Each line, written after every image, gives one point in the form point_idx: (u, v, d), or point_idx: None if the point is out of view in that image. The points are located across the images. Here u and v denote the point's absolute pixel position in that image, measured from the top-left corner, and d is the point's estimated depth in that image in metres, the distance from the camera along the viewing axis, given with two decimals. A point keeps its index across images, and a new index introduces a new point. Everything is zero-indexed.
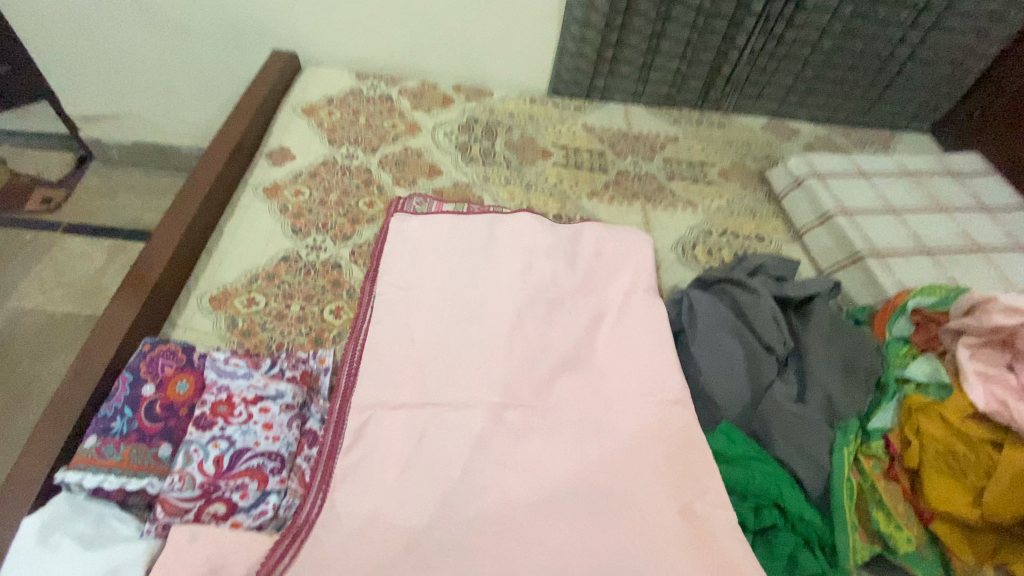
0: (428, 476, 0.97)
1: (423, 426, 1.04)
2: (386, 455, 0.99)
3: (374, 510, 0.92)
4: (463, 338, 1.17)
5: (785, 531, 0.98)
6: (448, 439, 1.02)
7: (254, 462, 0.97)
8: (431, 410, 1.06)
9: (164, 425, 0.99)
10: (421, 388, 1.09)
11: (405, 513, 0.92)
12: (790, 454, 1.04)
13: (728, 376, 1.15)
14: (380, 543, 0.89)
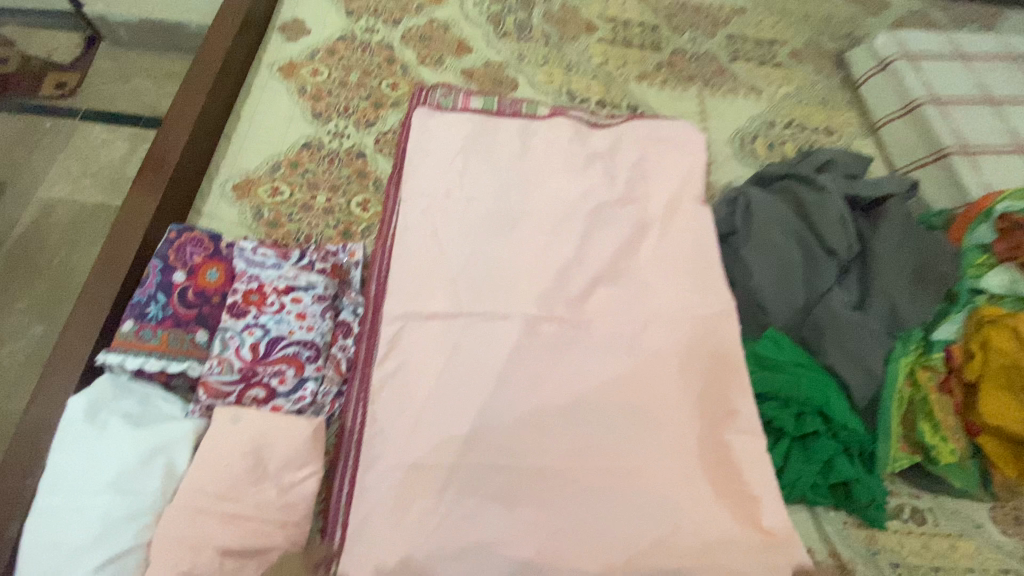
0: (462, 380, 0.97)
1: (457, 332, 1.02)
2: (421, 359, 0.99)
3: (411, 413, 0.94)
4: (495, 245, 1.12)
5: (825, 438, 0.95)
6: (483, 346, 1.01)
7: (290, 350, 0.97)
8: (465, 316, 1.04)
9: (199, 312, 0.99)
10: (455, 293, 1.06)
11: (441, 415, 0.94)
12: (842, 363, 0.99)
13: (782, 280, 1.07)
14: (421, 442, 0.92)
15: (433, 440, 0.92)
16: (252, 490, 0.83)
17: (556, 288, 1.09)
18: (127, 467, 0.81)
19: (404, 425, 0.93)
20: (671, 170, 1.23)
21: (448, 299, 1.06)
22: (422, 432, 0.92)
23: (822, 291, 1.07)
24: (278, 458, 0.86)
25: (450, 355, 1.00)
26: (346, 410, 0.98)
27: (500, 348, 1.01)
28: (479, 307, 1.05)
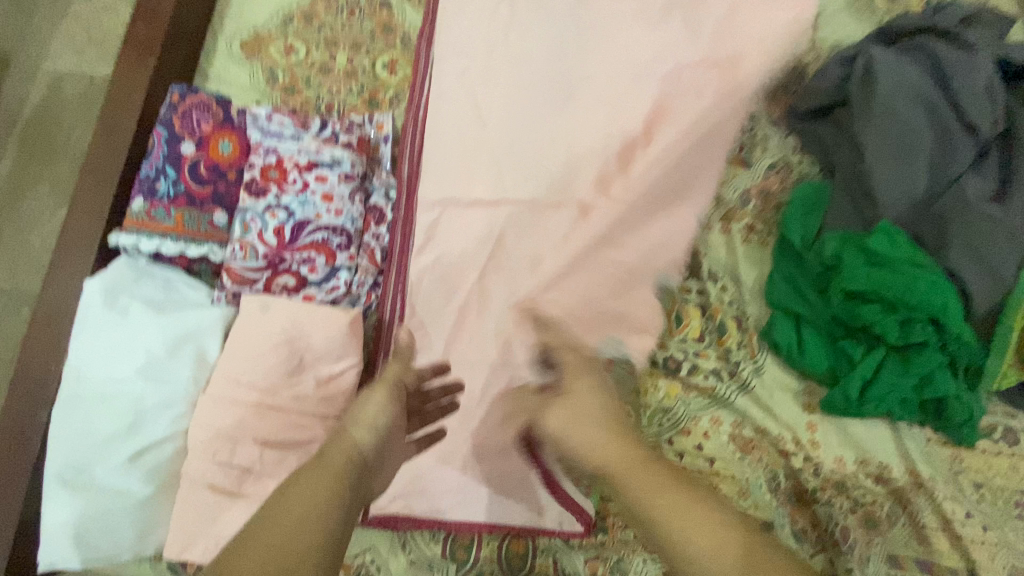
0: (508, 273, 0.86)
1: (502, 219, 0.89)
2: (464, 249, 0.88)
3: (456, 310, 0.86)
4: (548, 117, 0.94)
5: (932, 351, 0.81)
6: (531, 236, 0.88)
7: (319, 236, 0.86)
8: (513, 202, 0.90)
9: (214, 190, 0.87)
10: (497, 176, 0.91)
11: (489, 311, 0.85)
12: (968, 264, 0.84)
13: (902, 162, 0.90)
14: (465, 338, 0.84)
15: (477, 339, 0.83)
16: (289, 382, 0.77)
17: (619, 171, 0.91)
18: (154, 355, 0.76)
19: (446, 320, 0.85)
20: (772, 20, 0.97)
21: (491, 181, 0.91)
22: (468, 329, 0.84)
23: (950, 178, 0.90)
24: (314, 350, 0.79)
25: (496, 246, 0.88)
26: (382, 303, 0.89)
27: (552, 240, 0.87)
28: (528, 192, 0.90)
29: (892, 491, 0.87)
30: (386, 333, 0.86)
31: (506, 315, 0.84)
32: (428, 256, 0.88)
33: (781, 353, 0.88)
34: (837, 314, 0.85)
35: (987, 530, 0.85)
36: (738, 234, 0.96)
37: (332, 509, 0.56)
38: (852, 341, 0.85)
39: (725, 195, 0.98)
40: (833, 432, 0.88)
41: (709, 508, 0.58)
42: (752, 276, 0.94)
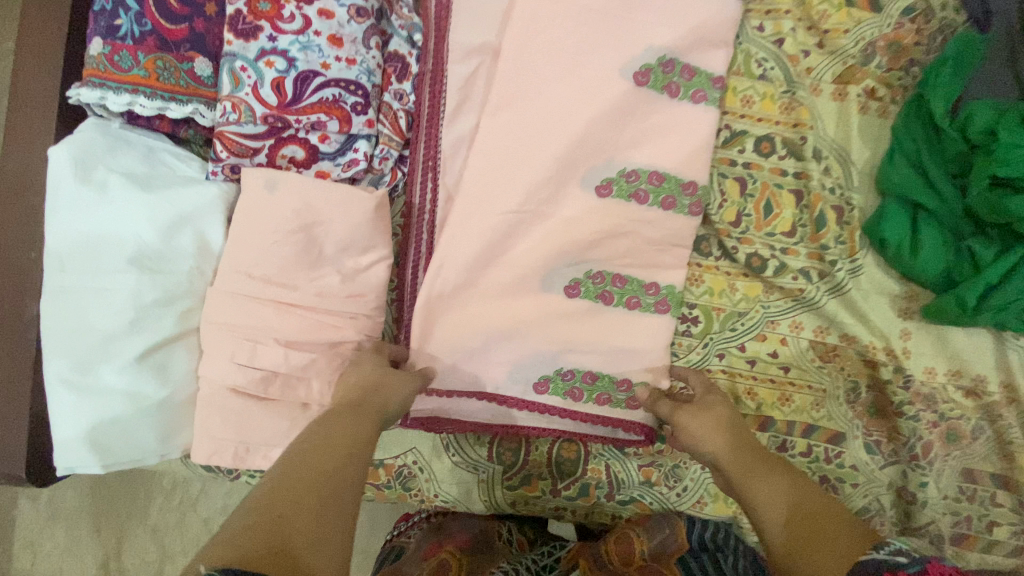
0: (553, 148, 0.68)
1: (544, 79, 0.69)
2: (489, 118, 0.69)
3: (488, 194, 0.68)
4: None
5: None
6: (589, 102, 0.69)
7: (328, 94, 0.68)
8: (564, 53, 0.69)
9: (191, 30, 0.67)
10: (535, 19, 0.68)
11: (535, 194, 0.69)
12: None
13: None
14: (498, 232, 0.69)
15: (516, 231, 0.69)
16: (309, 276, 0.66)
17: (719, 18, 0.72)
18: (147, 243, 0.64)
19: (473, 207, 0.68)
20: None
21: (530, 22, 0.68)
22: (505, 217, 0.68)
23: None
24: (336, 239, 0.66)
25: (543, 112, 0.69)
26: (411, 183, 0.73)
27: (628, 106, 0.70)
28: (585, 39, 0.69)
29: (981, 405, 0.78)
30: (416, 220, 0.73)
31: (577, 206, 0.70)
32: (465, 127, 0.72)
33: (887, 252, 0.74)
34: (973, 206, 0.69)
35: None
36: (854, 101, 0.76)
37: (364, 424, 0.56)
38: (981, 238, 0.71)
39: (845, 48, 0.76)
40: (928, 340, 0.77)
41: (777, 477, 0.59)
42: (864, 155, 0.77)
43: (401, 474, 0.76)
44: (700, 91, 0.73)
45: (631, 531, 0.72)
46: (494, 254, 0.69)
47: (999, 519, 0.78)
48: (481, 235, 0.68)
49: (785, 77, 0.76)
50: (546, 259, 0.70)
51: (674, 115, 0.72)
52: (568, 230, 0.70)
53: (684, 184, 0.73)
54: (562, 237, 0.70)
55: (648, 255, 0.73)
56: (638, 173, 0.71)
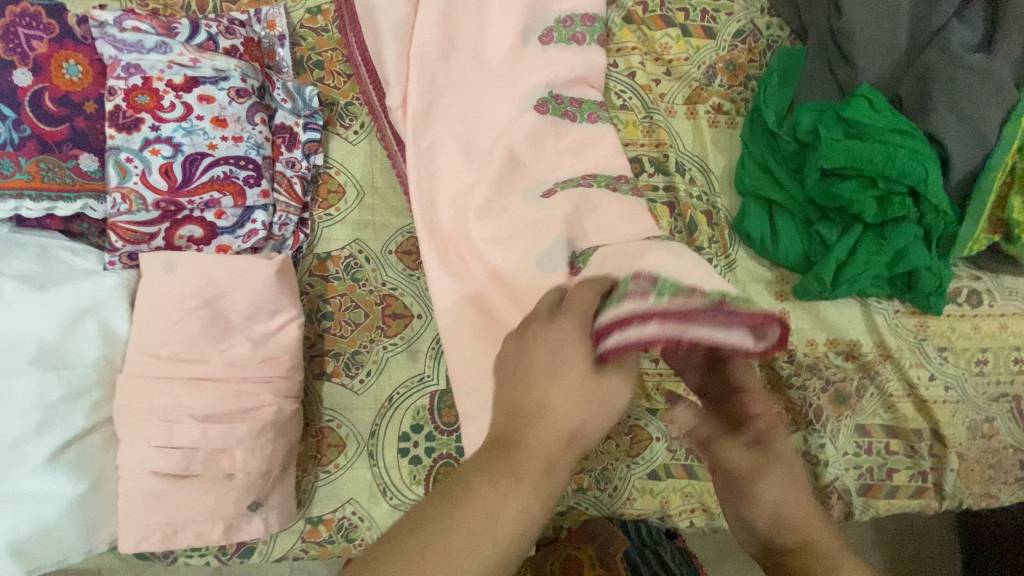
0: (479, 160, 0.72)
1: (455, 112, 0.74)
2: (419, 146, 0.74)
3: (435, 207, 0.73)
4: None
5: (908, 223, 0.75)
6: (498, 126, 0.74)
7: (219, 172, 0.72)
8: (462, 112, 0.75)
9: (71, 129, 0.70)
10: (436, 71, 0.75)
11: (488, 198, 0.70)
12: (949, 126, 0.74)
13: (881, 15, 0.77)
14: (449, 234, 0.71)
15: (478, 230, 0.69)
16: (220, 347, 0.68)
17: (581, 59, 0.80)
18: (48, 341, 0.64)
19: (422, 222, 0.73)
20: None
21: (430, 75, 0.75)
22: (452, 223, 0.71)
23: (934, 27, 0.77)
24: (242, 308, 0.70)
25: (462, 151, 0.73)
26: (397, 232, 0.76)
27: (536, 135, 0.74)
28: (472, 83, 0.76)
29: (860, 366, 0.87)
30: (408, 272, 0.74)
31: (529, 209, 0.69)
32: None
33: (754, 243, 0.83)
34: (813, 195, 0.78)
35: (948, 390, 0.89)
36: (705, 118, 0.87)
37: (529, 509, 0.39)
38: (826, 223, 0.79)
39: (689, 73, 0.87)
40: (805, 315, 0.87)
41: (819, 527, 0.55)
42: (721, 162, 0.86)
43: (342, 526, 0.75)
44: (594, 113, 0.78)
45: (580, 553, 0.75)
46: (451, 251, 0.71)
47: (896, 466, 0.87)
48: (433, 237, 0.72)
49: (642, 105, 0.85)
50: (510, 252, 0.67)
51: (585, 134, 0.76)
52: (530, 220, 0.68)
53: (617, 176, 0.73)
54: (530, 226, 0.68)
55: (614, 221, 0.67)
56: (573, 177, 0.72)
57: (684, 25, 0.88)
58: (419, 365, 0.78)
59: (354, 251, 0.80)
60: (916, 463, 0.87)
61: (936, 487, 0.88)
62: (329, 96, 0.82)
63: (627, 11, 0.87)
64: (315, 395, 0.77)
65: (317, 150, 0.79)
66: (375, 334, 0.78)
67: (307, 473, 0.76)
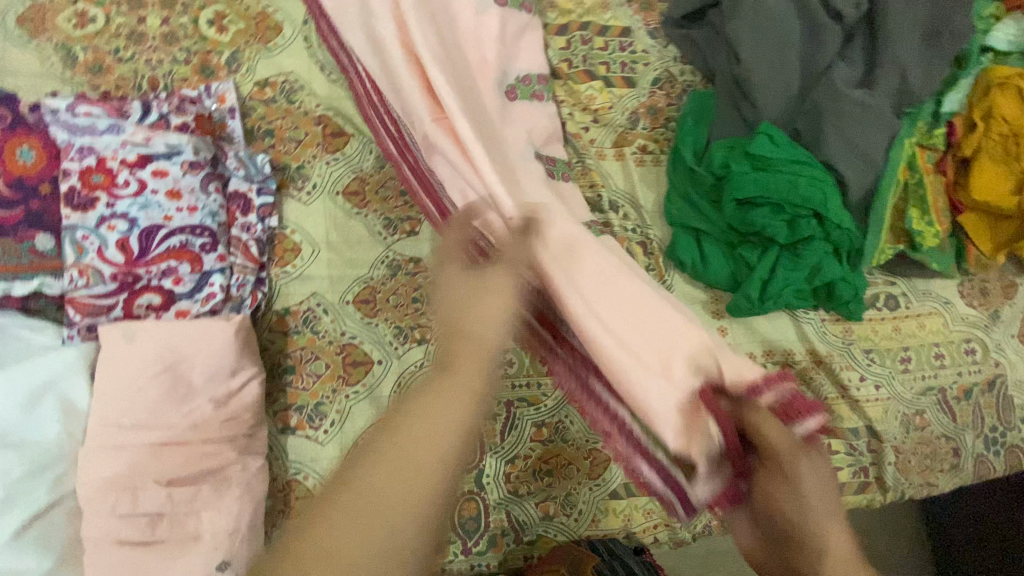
0: (597, 268, 0.69)
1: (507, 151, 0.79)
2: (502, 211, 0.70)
3: (603, 326, 0.66)
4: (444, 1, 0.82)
5: (816, 242, 0.83)
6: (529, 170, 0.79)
7: (176, 241, 0.75)
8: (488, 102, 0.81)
9: (27, 211, 0.73)
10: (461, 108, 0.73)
11: (606, 269, 0.69)
12: (841, 155, 0.81)
13: (774, 55, 0.84)
14: (642, 345, 0.65)
15: (643, 304, 0.68)
16: (181, 411, 0.70)
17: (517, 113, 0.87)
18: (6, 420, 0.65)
19: (606, 355, 0.64)
20: None
21: (455, 68, 0.78)
22: (625, 314, 0.67)
23: (821, 65, 0.85)
24: (202, 371, 0.72)
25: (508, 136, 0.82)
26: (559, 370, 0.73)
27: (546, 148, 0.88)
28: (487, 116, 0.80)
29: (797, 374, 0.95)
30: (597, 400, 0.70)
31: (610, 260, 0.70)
32: (374, 219, 0.86)
33: (686, 268, 0.90)
34: (731, 222, 0.86)
35: (879, 388, 0.96)
36: (632, 158, 0.95)
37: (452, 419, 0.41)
38: (747, 246, 0.87)
39: (614, 119, 0.96)
40: (742, 332, 0.94)
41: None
42: (650, 197, 0.94)
43: None
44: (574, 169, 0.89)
45: None
46: (663, 349, 0.65)
47: (839, 465, 0.94)
48: (617, 356, 0.64)
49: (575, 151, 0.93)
50: (642, 341, 0.66)
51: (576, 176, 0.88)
52: (638, 307, 0.68)
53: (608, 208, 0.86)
54: (642, 307, 0.68)
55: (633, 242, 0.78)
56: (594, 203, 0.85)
57: (606, 77, 0.96)
58: (381, 410, 0.81)
59: (312, 304, 0.83)
60: (857, 459, 0.94)
61: (879, 481, 0.94)
62: (281, 160, 0.87)
63: (554, 67, 0.95)
64: (280, 449, 0.80)
65: (271, 213, 0.84)
66: (337, 383, 0.81)
67: (275, 528, 0.77)
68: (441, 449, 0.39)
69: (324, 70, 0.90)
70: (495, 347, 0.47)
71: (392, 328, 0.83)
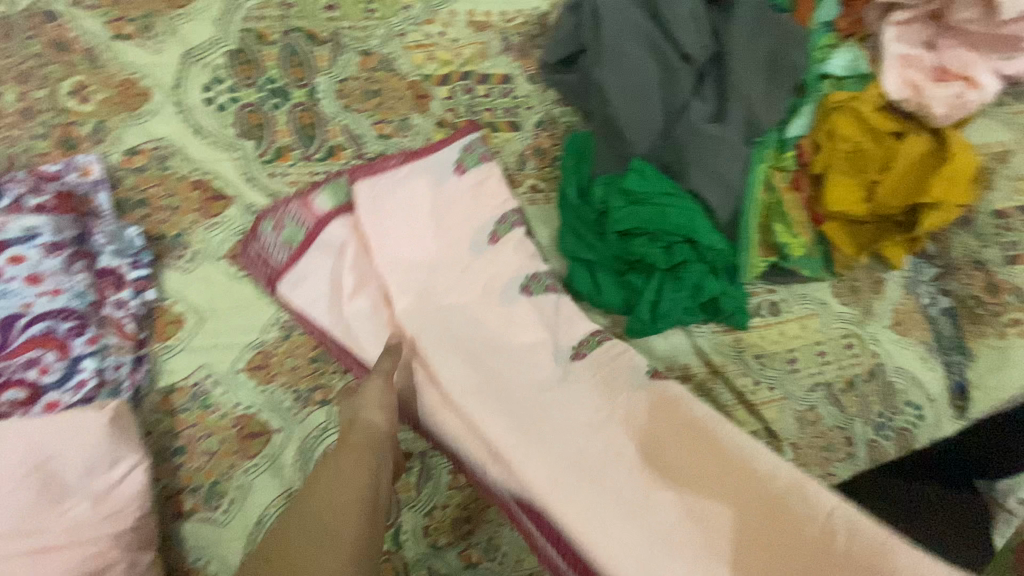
0: (570, 417, 0.76)
1: (467, 329, 0.84)
2: (463, 350, 0.81)
3: (541, 463, 0.69)
4: (396, 217, 0.88)
5: (693, 265, 0.90)
6: (530, 357, 0.83)
7: (39, 329, 0.72)
8: (446, 307, 0.85)
9: None
10: (426, 316, 0.83)
11: (611, 430, 0.75)
12: (705, 184, 0.89)
13: (637, 99, 0.92)
14: (552, 467, 0.69)
15: (587, 472, 0.69)
16: (55, 516, 0.64)
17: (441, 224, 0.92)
18: None
19: (554, 506, 0.65)
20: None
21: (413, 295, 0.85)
22: (562, 466, 0.69)
23: (680, 104, 0.93)
24: (75, 468, 0.67)
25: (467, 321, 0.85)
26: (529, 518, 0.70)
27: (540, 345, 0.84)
28: (480, 331, 0.84)
29: (694, 385, 1.01)
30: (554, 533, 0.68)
31: (638, 397, 0.78)
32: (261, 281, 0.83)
33: (584, 298, 0.95)
34: (616, 253, 0.91)
35: (772, 389, 1.02)
36: (523, 198, 0.99)
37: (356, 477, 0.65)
38: (634, 273, 0.93)
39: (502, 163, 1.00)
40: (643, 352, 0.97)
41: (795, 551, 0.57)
42: (545, 234, 0.99)
43: None
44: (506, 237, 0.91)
45: None
46: (592, 509, 0.64)
47: None
48: (602, 553, 0.60)
49: None
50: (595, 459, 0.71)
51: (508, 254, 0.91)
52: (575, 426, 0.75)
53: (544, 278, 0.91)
54: (605, 482, 0.68)
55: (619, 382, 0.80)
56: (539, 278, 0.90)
57: (491, 123, 1.00)
58: (284, 482, 0.77)
59: (201, 377, 0.80)
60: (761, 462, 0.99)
61: None
62: (157, 230, 0.84)
63: (438, 117, 0.97)
64: (176, 538, 0.75)
65: (148, 286, 0.81)
66: (234, 459, 0.78)
67: None
68: (350, 518, 0.61)
69: (199, 134, 0.88)
70: (383, 435, 0.71)
71: (290, 393, 0.81)
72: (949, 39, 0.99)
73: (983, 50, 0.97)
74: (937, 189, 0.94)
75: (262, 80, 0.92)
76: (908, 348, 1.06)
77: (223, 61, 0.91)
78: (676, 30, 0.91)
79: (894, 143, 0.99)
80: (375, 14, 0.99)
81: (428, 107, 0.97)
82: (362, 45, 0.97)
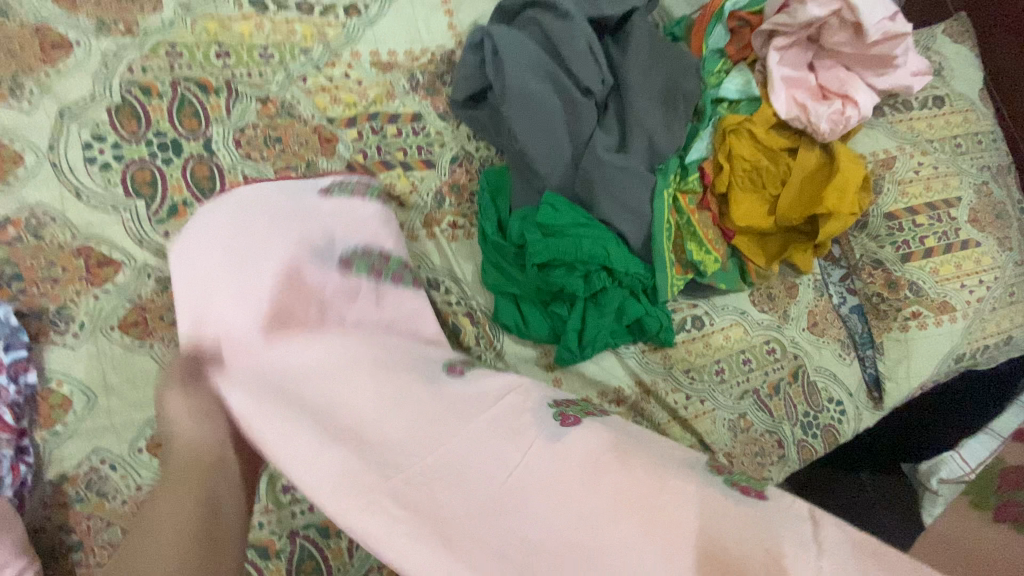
0: (493, 477, 0.50)
1: (310, 343, 0.64)
2: (325, 433, 0.53)
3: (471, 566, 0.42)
4: (223, 244, 0.68)
5: (611, 290, 0.92)
6: (409, 389, 0.60)
7: None
8: (295, 338, 0.63)
9: None
10: (261, 400, 0.57)
11: (565, 473, 0.49)
12: (614, 212, 0.92)
13: (544, 134, 0.93)
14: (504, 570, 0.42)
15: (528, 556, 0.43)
16: None
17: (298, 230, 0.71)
18: None
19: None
20: (411, 33, 1.05)
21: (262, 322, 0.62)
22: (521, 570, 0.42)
23: (585, 137, 0.96)
24: None
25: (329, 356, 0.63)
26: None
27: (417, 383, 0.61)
28: (340, 384, 0.59)
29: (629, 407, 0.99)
30: None
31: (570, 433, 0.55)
32: (161, 349, 0.78)
33: (511, 332, 0.94)
34: (536, 284, 0.92)
35: (703, 402, 1.03)
36: (442, 236, 0.97)
37: (188, 490, 0.58)
38: (558, 303, 0.94)
39: (418, 202, 0.97)
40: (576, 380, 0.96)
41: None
42: (468, 269, 0.97)
43: None
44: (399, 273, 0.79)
45: None
46: None
47: None
48: None
49: None
50: (562, 533, 0.45)
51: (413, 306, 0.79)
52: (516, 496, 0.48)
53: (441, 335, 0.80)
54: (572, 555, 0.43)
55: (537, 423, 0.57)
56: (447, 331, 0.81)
57: (404, 162, 0.98)
58: None
59: (95, 463, 0.73)
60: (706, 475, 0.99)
61: None
62: (35, 305, 0.76)
63: (347, 159, 0.95)
64: None
65: (27, 367, 0.73)
66: None
67: None
68: (178, 523, 0.55)
69: (81, 197, 0.82)
70: (203, 451, 0.60)
71: None
72: (827, 60, 1.07)
73: (857, 69, 1.06)
74: (830, 200, 1.00)
75: (150, 134, 0.87)
76: (824, 348, 1.11)
77: (107, 116, 0.86)
78: (574, 67, 0.95)
79: (788, 160, 1.05)
80: (272, 59, 0.97)
81: (334, 150, 0.95)
82: (261, 91, 0.94)
